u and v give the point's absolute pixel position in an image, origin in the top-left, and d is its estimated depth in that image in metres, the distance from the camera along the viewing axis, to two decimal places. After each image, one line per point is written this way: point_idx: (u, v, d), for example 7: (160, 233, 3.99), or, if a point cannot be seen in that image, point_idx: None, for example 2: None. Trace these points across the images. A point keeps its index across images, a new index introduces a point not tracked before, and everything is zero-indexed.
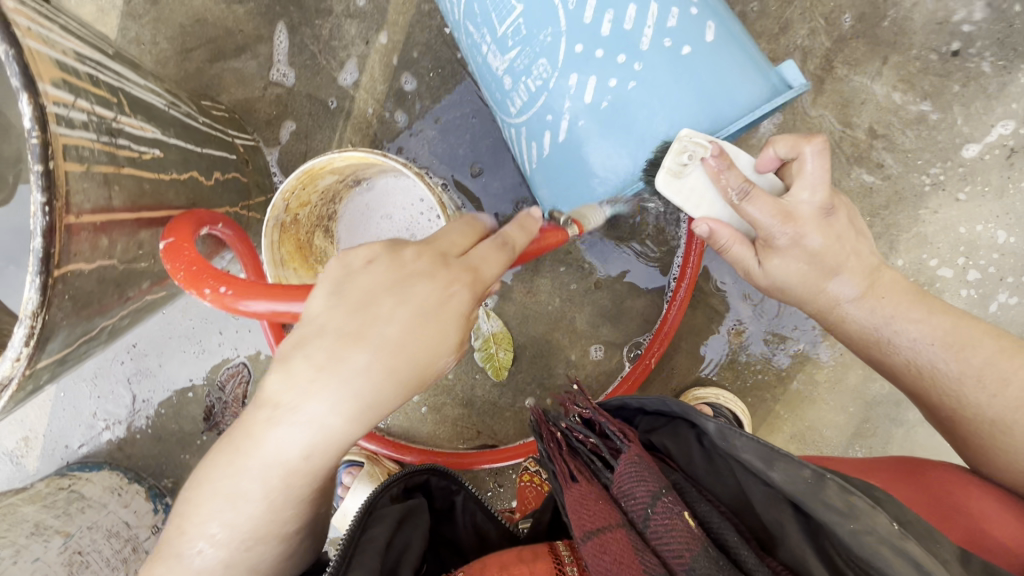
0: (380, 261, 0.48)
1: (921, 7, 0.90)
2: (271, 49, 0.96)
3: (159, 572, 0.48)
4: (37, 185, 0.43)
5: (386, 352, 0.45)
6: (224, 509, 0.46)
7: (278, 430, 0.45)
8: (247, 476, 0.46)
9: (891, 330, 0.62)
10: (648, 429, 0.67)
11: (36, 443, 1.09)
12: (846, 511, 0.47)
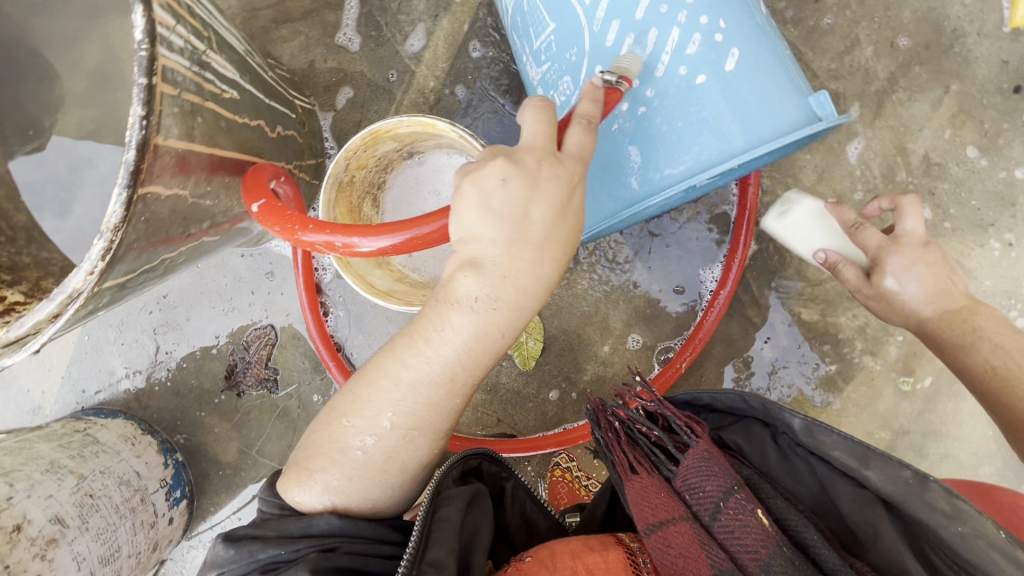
0: (512, 177, 0.56)
1: (986, 42, 0.90)
2: (339, 16, 0.96)
3: (338, 459, 0.62)
4: (139, 99, 0.44)
5: (546, 246, 0.57)
6: (418, 386, 0.61)
7: (465, 317, 0.58)
8: (440, 354, 0.60)
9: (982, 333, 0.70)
10: (716, 424, 0.68)
11: (55, 384, 1.08)
12: (952, 513, 0.51)
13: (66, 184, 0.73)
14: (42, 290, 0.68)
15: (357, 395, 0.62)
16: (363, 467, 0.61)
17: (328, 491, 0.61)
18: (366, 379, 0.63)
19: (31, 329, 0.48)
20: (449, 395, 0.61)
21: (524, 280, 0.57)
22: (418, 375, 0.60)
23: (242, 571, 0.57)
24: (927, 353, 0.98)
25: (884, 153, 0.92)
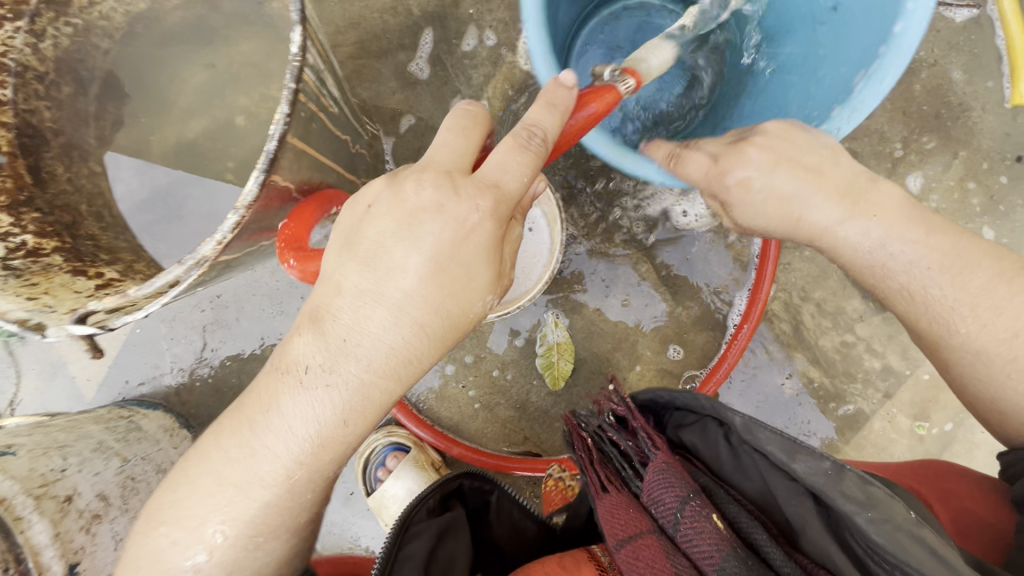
0: (380, 202, 0.56)
1: (993, 116, 1.00)
2: (410, 56, 1.08)
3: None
4: (286, 101, 0.52)
5: (402, 309, 0.55)
6: (233, 502, 0.56)
7: (299, 396, 0.55)
8: (271, 450, 0.56)
9: (887, 252, 0.62)
10: (677, 425, 0.66)
11: (100, 373, 1.13)
12: (866, 499, 0.51)
13: (167, 181, 0.81)
14: (133, 270, 0.74)
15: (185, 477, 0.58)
16: None
17: None
18: (205, 448, 0.58)
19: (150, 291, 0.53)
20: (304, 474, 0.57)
21: (370, 350, 0.55)
22: (259, 447, 0.56)
23: None
24: (942, 399, 1.02)
25: None
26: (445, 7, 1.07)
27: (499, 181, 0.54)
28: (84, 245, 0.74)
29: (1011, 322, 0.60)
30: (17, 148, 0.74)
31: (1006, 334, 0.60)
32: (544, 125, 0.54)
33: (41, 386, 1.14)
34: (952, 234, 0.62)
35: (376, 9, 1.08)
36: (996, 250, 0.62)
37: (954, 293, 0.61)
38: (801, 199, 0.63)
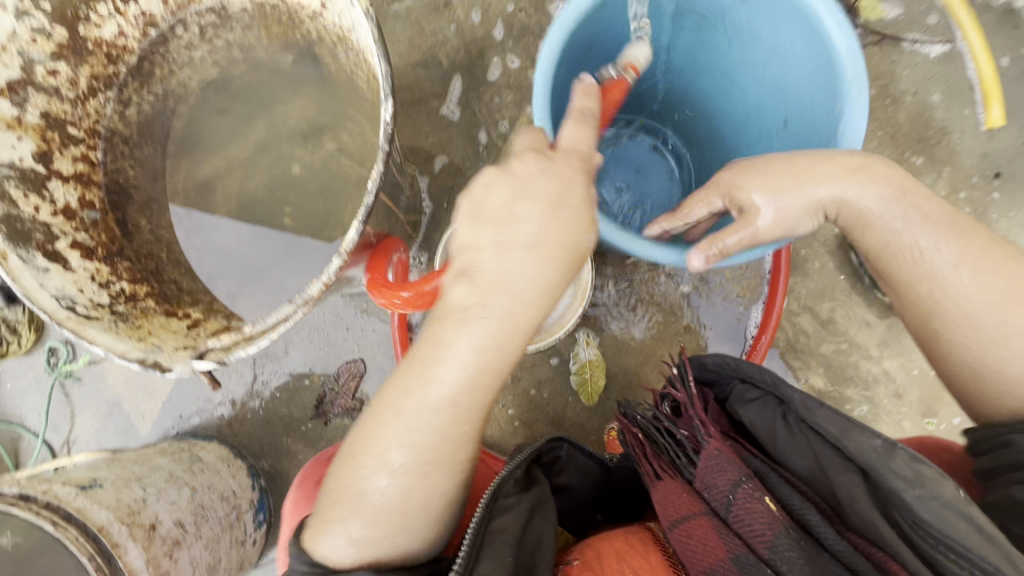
0: (498, 182, 0.59)
1: (971, 138, 1.11)
2: (441, 102, 1.18)
3: (342, 505, 0.63)
4: (380, 161, 0.61)
5: (538, 248, 0.58)
6: (410, 430, 0.61)
7: (461, 332, 0.59)
8: (438, 382, 0.60)
9: (909, 233, 0.66)
10: (740, 398, 0.69)
11: (154, 409, 1.19)
12: (913, 477, 0.55)
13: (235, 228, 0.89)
14: (214, 310, 0.81)
15: (366, 436, 0.64)
16: (379, 511, 0.62)
17: (351, 543, 0.62)
18: (387, 407, 0.62)
19: (266, 327, 0.61)
20: (450, 422, 0.61)
21: (516, 285, 0.58)
22: (426, 399, 0.61)
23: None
24: (947, 397, 1.11)
25: None
26: (471, 58, 1.18)
27: (582, 148, 0.62)
28: (169, 289, 0.81)
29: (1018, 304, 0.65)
30: (107, 204, 0.82)
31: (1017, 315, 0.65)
32: (592, 107, 0.64)
33: (97, 424, 1.19)
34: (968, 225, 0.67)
35: (408, 61, 1.18)
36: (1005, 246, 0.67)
37: (968, 278, 0.65)
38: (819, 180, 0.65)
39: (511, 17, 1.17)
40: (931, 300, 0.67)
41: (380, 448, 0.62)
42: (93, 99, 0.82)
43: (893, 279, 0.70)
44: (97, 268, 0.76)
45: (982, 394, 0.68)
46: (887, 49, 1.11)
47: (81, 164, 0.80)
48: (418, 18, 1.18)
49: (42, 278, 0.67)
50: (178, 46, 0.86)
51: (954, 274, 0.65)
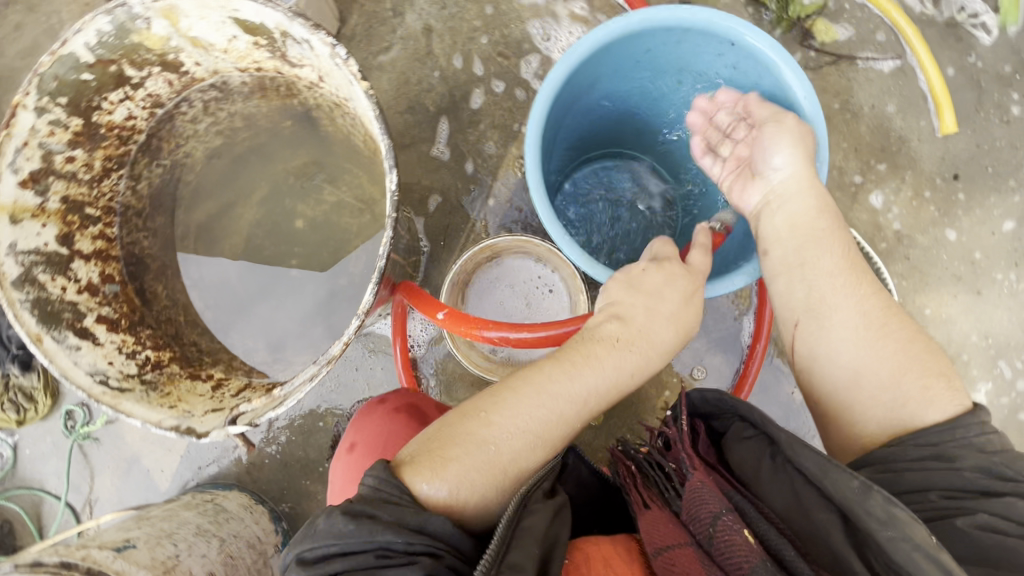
0: (652, 267, 0.75)
1: (930, 143, 1.18)
2: (430, 145, 1.24)
3: (452, 451, 0.63)
4: (389, 228, 0.66)
5: (680, 313, 0.73)
6: (540, 413, 0.66)
7: (612, 354, 0.70)
8: (581, 385, 0.68)
9: (824, 288, 0.71)
10: (737, 435, 0.72)
11: (173, 463, 1.21)
12: (886, 519, 0.56)
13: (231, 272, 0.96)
14: (234, 368, 0.85)
15: (502, 401, 0.68)
16: (491, 462, 0.63)
17: (446, 494, 0.60)
18: (538, 381, 0.68)
19: (293, 388, 0.66)
20: (579, 413, 0.68)
21: (657, 339, 0.72)
22: (580, 387, 0.68)
23: (358, 547, 0.54)
24: None
25: (865, 229, 1.17)
26: (456, 101, 1.24)
27: (705, 261, 0.77)
28: (190, 351, 0.86)
29: (909, 382, 0.67)
30: (125, 276, 0.87)
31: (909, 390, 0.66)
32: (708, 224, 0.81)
33: (116, 482, 1.21)
34: (885, 311, 0.71)
35: (397, 110, 1.24)
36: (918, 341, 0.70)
37: (871, 352, 0.68)
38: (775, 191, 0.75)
39: (491, 61, 1.24)
40: (823, 342, 0.71)
41: (518, 413, 0.66)
42: (107, 179, 0.86)
43: (800, 309, 0.73)
44: (123, 339, 0.80)
45: (852, 403, 0.69)
46: (844, 68, 1.19)
47: (100, 241, 0.85)
48: (403, 68, 1.24)
49: (75, 356, 0.72)
50: (183, 121, 0.91)
51: (838, 278, 0.71)
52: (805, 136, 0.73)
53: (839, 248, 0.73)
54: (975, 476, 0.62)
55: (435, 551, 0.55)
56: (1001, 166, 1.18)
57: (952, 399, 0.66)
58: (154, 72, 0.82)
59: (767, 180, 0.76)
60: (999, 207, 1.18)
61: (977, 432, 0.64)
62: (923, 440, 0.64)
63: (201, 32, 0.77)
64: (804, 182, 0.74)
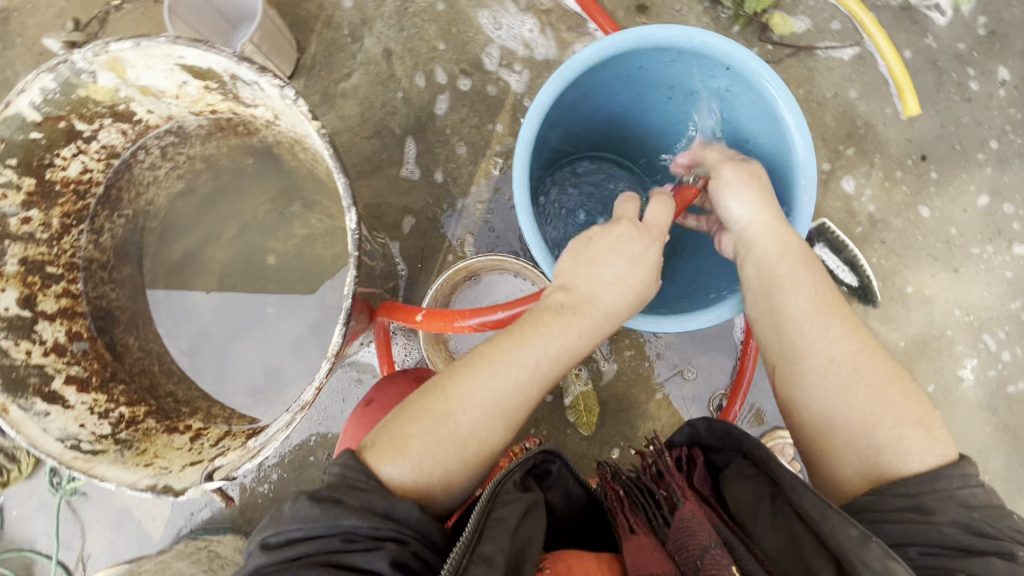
0: (599, 233, 0.74)
1: (895, 126, 1.18)
2: (399, 168, 1.23)
3: (410, 430, 0.62)
4: (352, 269, 0.66)
5: (633, 273, 0.72)
6: (495, 381, 0.65)
7: (562, 318, 0.69)
8: (535, 351, 0.67)
9: (806, 324, 0.70)
10: (738, 474, 0.72)
11: (164, 511, 1.19)
12: (883, 571, 0.55)
13: (198, 312, 0.95)
14: (212, 416, 0.84)
15: (458, 375, 0.66)
16: (450, 437, 0.62)
17: (403, 475, 0.59)
18: (489, 351, 0.67)
19: (268, 437, 0.64)
20: (532, 380, 0.66)
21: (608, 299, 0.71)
22: (529, 355, 0.67)
23: (323, 534, 0.53)
24: (920, 369, 1.17)
25: (838, 217, 1.18)
26: (422, 122, 1.23)
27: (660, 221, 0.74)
28: (166, 402, 0.84)
29: (899, 429, 0.63)
30: (93, 331, 0.85)
31: (897, 436, 0.63)
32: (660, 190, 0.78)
33: (107, 536, 1.19)
34: (879, 359, 0.68)
35: (362, 136, 1.23)
36: (917, 396, 0.66)
37: (864, 397, 0.65)
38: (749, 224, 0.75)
39: (453, 79, 1.23)
40: (808, 382, 0.68)
41: (471, 387, 0.65)
42: (67, 236, 0.84)
43: (781, 348, 0.71)
44: (95, 398, 0.78)
45: (828, 450, 0.67)
46: (803, 59, 1.19)
47: (64, 299, 0.83)
48: (365, 93, 1.24)
49: (43, 423, 0.71)
50: (141, 169, 0.89)
51: (808, 322, 0.70)
52: (751, 180, 0.76)
53: (811, 291, 0.72)
54: (953, 532, 0.58)
55: (400, 536, 0.54)
56: (968, 142, 1.18)
57: (931, 449, 0.62)
58: (106, 124, 0.81)
59: (736, 230, 0.77)
60: (971, 184, 1.18)
61: (960, 485, 0.60)
62: (900, 489, 0.61)
63: (150, 81, 0.76)
64: (766, 224, 0.74)
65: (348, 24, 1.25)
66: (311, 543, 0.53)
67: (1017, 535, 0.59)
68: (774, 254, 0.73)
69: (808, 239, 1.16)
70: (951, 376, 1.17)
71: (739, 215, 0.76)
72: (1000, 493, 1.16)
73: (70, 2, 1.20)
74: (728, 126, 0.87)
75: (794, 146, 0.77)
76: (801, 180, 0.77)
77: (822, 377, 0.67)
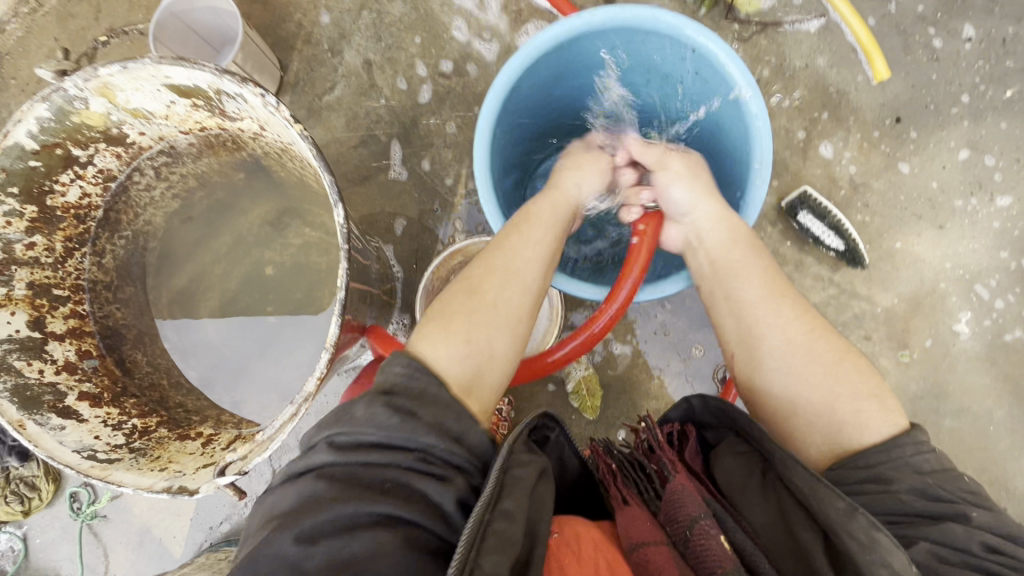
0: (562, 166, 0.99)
1: (868, 91, 1.21)
2: (387, 174, 1.26)
3: (449, 307, 0.75)
4: (343, 262, 0.68)
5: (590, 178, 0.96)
6: (515, 248, 0.82)
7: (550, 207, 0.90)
8: (540, 227, 0.86)
9: (762, 309, 0.75)
10: (728, 449, 0.71)
11: (184, 528, 1.21)
12: (868, 542, 0.54)
13: (205, 326, 0.99)
14: (222, 422, 0.86)
15: (483, 263, 0.81)
16: (484, 298, 0.76)
17: (450, 338, 0.70)
18: (508, 246, 0.81)
19: (275, 429, 0.67)
20: (544, 247, 0.84)
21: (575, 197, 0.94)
22: (540, 248, 0.83)
23: (398, 446, 0.58)
24: (914, 326, 1.18)
25: (819, 185, 1.20)
26: (406, 128, 1.26)
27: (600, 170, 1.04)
28: (177, 412, 0.87)
29: (855, 405, 0.65)
30: (102, 349, 0.88)
31: (852, 411, 0.65)
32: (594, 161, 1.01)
33: (130, 556, 1.21)
34: (838, 341, 0.71)
35: (349, 145, 1.27)
36: (876, 377, 0.69)
37: (817, 374, 0.68)
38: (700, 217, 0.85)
39: (433, 83, 1.27)
40: (769, 363, 0.72)
41: (499, 276, 0.78)
42: (70, 258, 0.87)
43: (739, 334, 0.76)
44: (108, 412, 0.81)
45: (792, 431, 0.69)
46: (771, 35, 1.22)
47: (72, 319, 0.86)
48: (349, 104, 1.27)
49: (59, 436, 0.73)
50: (138, 191, 0.93)
51: (761, 306, 0.75)
52: (697, 175, 0.89)
53: (759, 273, 0.78)
54: (911, 499, 0.59)
55: (466, 466, 0.60)
56: (942, 100, 1.20)
57: (886, 420, 0.64)
58: (100, 149, 0.84)
59: (684, 222, 0.87)
60: (948, 140, 1.19)
61: (913, 452, 0.62)
62: (858, 462, 0.63)
63: (140, 103, 0.80)
64: (714, 218, 0.84)
65: (328, 39, 1.28)
66: (385, 450, 0.58)
67: (969, 496, 0.60)
68: (725, 241, 0.81)
69: (791, 208, 1.18)
70: (947, 331, 1.18)
71: (680, 203, 0.88)
72: (1007, 443, 1.16)
73: (60, 41, 1.25)
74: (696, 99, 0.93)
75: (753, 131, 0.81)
76: (756, 166, 0.82)
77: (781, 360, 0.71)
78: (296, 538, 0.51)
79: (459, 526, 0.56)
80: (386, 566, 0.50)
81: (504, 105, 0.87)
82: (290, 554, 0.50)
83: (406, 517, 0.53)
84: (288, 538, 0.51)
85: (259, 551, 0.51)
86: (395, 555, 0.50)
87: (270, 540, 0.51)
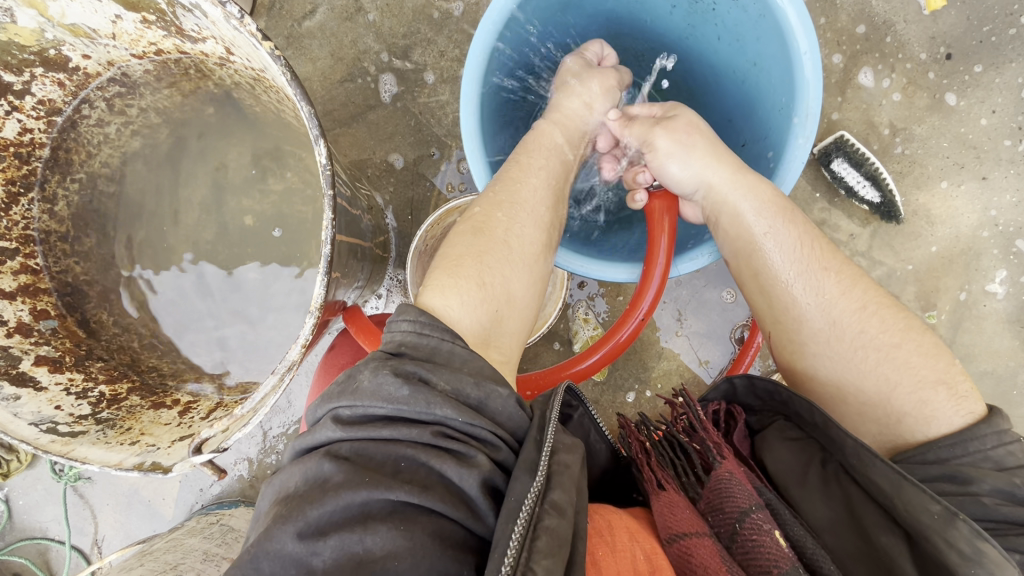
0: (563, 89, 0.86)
1: (919, 22, 1.07)
2: (378, 114, 1.13)
3: (460, 250, 0.67)
4: (329, 208, 0.58)
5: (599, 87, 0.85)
6: (528, 174, 0.76)
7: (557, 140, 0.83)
8: (540, 156, 0.79)
9: (796, 284, 0.67)
10: (779, 434, 0.67)
11: (171, 490, 1.17)
12: (972, 555, 0.48)
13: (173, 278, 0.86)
14: (201, 389, 0.81)
15: (488, 197, 0.73)
16: (493, 240, 0.69)
17: (462, 292, 0.62)
18: (513, 179, 0.74)
19: (258, 402, 0.59)
20: (548, 177, 0.78)
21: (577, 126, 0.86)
22: (546, 178, 0.77)
23: (412, 414, 0.50)
24: (943, 285, 1.11)
25: (855, 131, 1.09)
26: (398, 60, 1.12)
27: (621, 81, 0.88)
28: (151, 378, 0.81)
29: (915, 389, 0.60)
30: (62, 308, 0.82)
31: (912, 398, 0.60)
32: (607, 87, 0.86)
33: (119, 519, 1.17)
34: (899, 316, 0.65)
35: (335, 81, 1.13)
36: (943, 349, 0.63)
37: (868, 356, 0.63)
38: (713, 186, 0.74)
39: (428, 7, 1.11)
40: (811, 347, 0.66)
41: (505, 209, 0.71)
42: (15, 205, 0.80)
43: (773, 315, 0.70)
44: (71, 378, 0.75)
45: (844, 414, 0.65)
46: None
47: (23, 276, 0.80)
48: (333, 30, 1.12)
49: (14, 408, 0.67)
50: (88, 127, 0.83)
51: (796, 281, 0.67)
52: (696, 143, 0.76)
53: (793, 244, 0.69)
54: (995, 502, 0.52)
55: (492, 439, 0.52)
56: (1004, 32, 1.07)
57: (957, 409, 0.58)
58: (38, 74, 0.76)
59: (697, 199, 0.77)
60: (1003, 80, 1.08)
61: (994, 443, 0.55)
62: (928, 456, 0.57)
63: (78, 17, 0.70)
64: (727, 184, 0.72)
65: None
66: (396, 424, 0.50)
67: None
68: (748, 212, 0.71)
69: (825, 155, 1.08)
70: (978, 290, 1.11)
71: (681, 181, 0.77)
72: None
73: None
74: (729, 24, 0.80)
75: (802, 77, 0.70)
76: (797, 120, 0.71)
77: (821, 348, 0.66)
78: (300, 533, 0.44)
79: (486, 513, 0.49)
80: (406, 566, 0.43)
81: (504, 33, 0.75)
82: (294, 551, 0.43)
83: (426, 505, 0.46)
84: (289, 532, 0.44)
85: (258, 547, 0.44)
86: (420, 552, 0.44)
87: (269, 535, 0.44)
